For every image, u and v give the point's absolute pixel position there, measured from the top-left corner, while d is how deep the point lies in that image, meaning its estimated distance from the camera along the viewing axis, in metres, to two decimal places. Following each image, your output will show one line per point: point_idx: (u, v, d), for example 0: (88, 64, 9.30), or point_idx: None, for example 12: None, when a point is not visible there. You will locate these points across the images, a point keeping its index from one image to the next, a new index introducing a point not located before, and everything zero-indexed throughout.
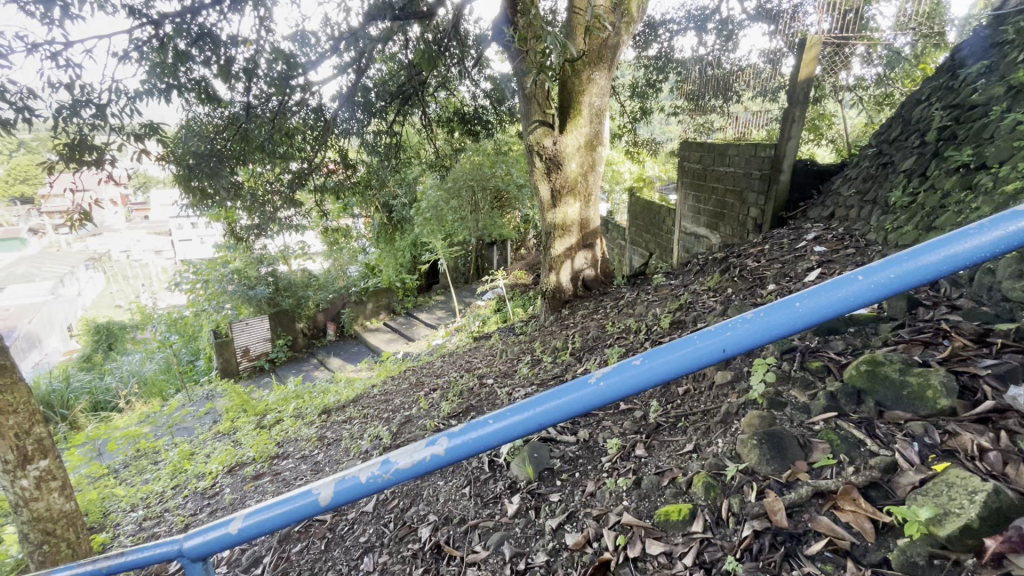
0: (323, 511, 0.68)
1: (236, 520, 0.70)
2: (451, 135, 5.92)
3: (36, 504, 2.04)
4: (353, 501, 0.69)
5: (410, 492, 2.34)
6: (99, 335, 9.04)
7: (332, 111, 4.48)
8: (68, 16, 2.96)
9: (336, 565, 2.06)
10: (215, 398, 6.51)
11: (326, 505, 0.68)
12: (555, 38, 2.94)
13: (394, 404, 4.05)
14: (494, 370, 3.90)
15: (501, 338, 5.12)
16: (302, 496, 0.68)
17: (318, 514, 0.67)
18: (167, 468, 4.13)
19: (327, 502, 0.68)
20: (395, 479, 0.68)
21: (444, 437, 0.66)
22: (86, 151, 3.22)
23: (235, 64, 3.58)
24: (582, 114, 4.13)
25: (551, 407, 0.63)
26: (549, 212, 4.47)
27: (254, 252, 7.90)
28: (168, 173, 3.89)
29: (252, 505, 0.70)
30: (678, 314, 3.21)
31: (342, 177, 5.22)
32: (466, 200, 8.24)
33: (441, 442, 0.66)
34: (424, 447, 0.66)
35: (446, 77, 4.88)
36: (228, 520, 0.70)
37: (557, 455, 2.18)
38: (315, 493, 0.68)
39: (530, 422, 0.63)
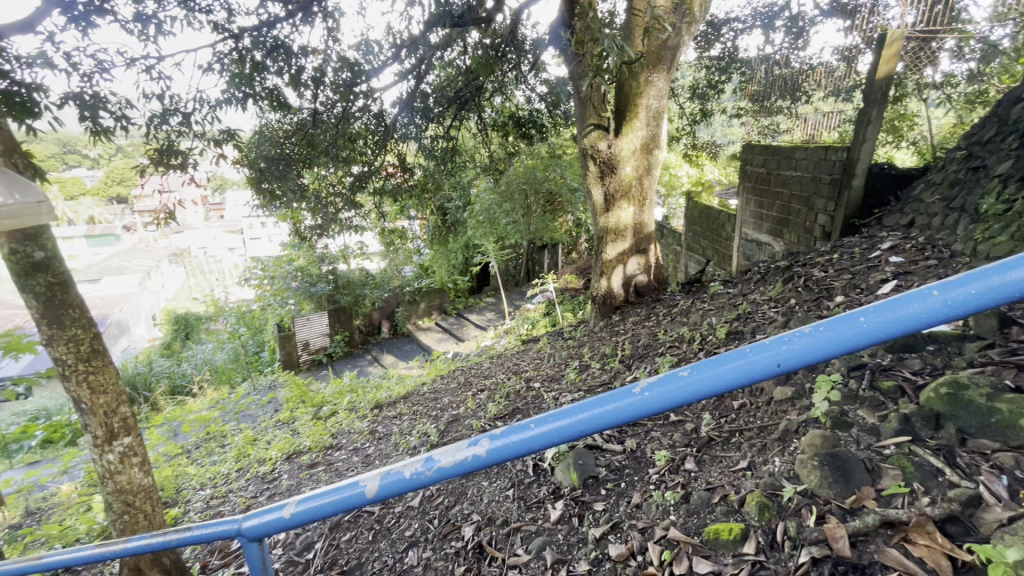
0: (369, 503, 0.70)
1: (288, 505, 0.73)
2: (506, 140, 5.97)
3: (119, 477, 2.12)
4: (398, 495, 0.70)
5: (455, 491, 2.38)
6: (178, 325, 9.83)
7: (392, 116, 4.65)
8: (161, 32, 3.25)
9: (382, 557, 2.12)
10: (277, 388, 6.90)
11: (372, 498, 0.70)
12: (611, 40, 2.90)
13: (442, 403, 4.13)
14: (541, 373, 3.90)
15: (549, 342, 5.11)
16: (348, 487, 0.70)
17: (365, 506, 0.69)
18: (233, 451, 4.42)
19: (373, 495, 0.70)
20: (438, 477, 0.69)
21: (486, 437, 0.66)
22: (172, 155, 3.54)
23: (304, 73, 3.79)
24: (639, 117, 4.06)
25: (595, 415, 0.62)
26: (602, 216, 4.41)
27: (316, 251, 8.33)
28: (242, 175, 4.17)
29: (304, 492, 0.72)
30: (735, 324, 3.08)
31: (400, 180, 5.35)
32: (519, 204, 8.30)
33: (483, 443, 0.66)
34: (466, 447, 0.67)
35: (502, 81, 4.92)
36: (282, 505, 0.73)
37: (602, 463, 2.14)
38: (361, 485, 0.70)
39: (571, 430, 0.63)
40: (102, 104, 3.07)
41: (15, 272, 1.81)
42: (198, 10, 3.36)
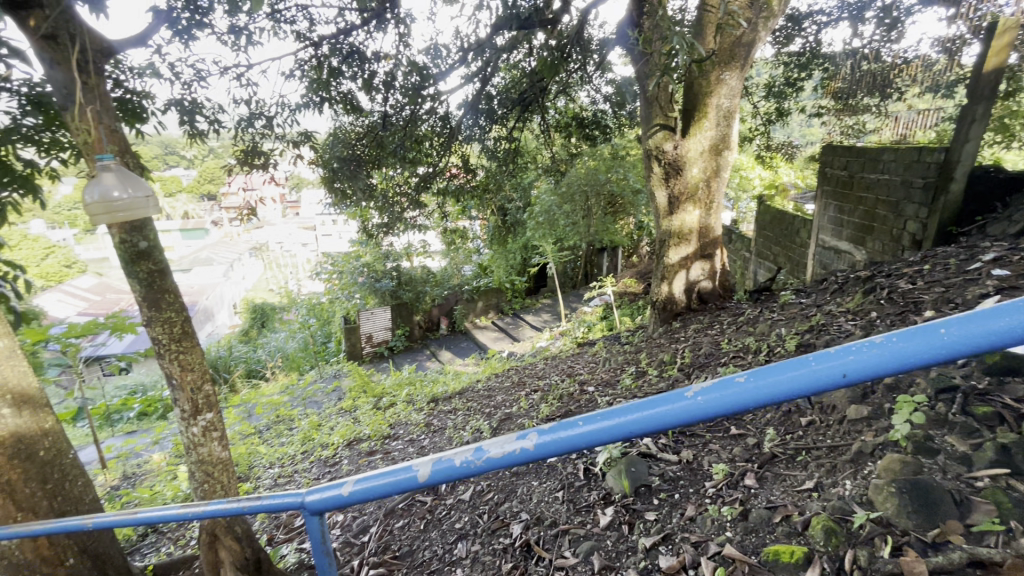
0: (421, 488, 0.72)
1: (347, 484, 0.76)
2: (568, 141, 5.92)
3: (201, 449, 2.26)
4: (449, 483, 0.71)
5: (505, 488, 2.40)
6: (256, 314, 10.60)
7: (457, 119, 4.69)
8: (251, 42, 3.52)
9: (432, 546, 2.18)
10: (341, 378, 7.27)
11: (423, 483, 0.72)
12: (682, 38, 2.80)
13: (496, 401, 4.18)
14: (595, 377, 3.85)
15: (605, 346, 5.03)
16: (402, 470, 0.72)
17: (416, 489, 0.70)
18: (300, 435, 4.70)
19: (424, 480, 0.72)
20: (487, 467, 0.69)
21: (534, 431, 0.67)
22: (256, 156, 3.89)
23: (376, 77, 4.00)
24: (708, 117, 3.91)
25: (642, 417, 0.60)
26: (665, 219, 4.29)
27: (382, 248, 8.70)
28: (318, 174, 4.49)
29: (363, 472, 0.75)
30: (807, 336, 2.90)
31: (463, 182, 5.42)
32: (579, 205, 8.26)
33: (531, 436, 0.67)
34: (515, 439, 0.67)
35: (567, 82, 4.88)
36: (342, 482, 0.76)
37: (656, 472, 2.08)
38: (414, 469, 0.72)
39: (619, 429, 0.62)
40: (198, 110, 3.39)
41: (123, 259, 2.00)
42: (284, 21, 3.62)
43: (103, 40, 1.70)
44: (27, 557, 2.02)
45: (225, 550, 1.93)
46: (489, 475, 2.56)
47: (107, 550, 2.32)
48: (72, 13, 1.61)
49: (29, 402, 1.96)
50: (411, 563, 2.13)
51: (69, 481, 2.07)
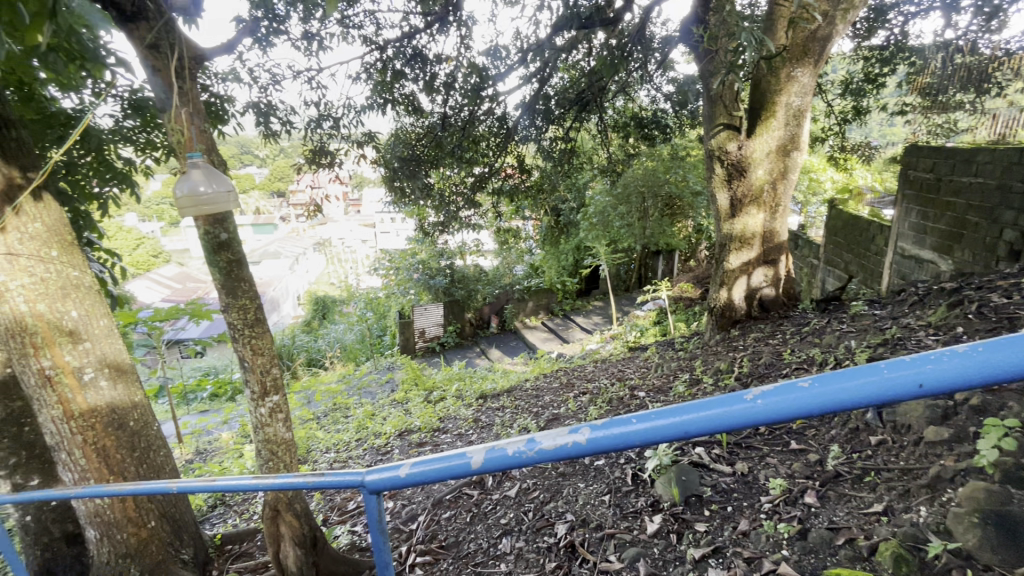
0: (472, 475, 0.70)
1: (404, 465, 0.74)
2: (626, 142, 5.80)
3: (268, 429, 2.38)
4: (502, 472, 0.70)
5: (550, 487, 2.40)
6: (317, 306, 11.15)
7: (515, 119, 4.71)
8: (322, 47, 3.72)
9: (478, 539, 2.22)
10: (394, 370, 7.53)
11: (477, 470, 0.70)
12: (750, 35, 2.69)
13: (544, 401, 4.19)
14: (646, 383, 3.76)
15: (657, 352, 4.92)
16: (455, 457, 0.71)
17: (469, 476, 0.70)
18: (355, 423, 4.91)
19: (477, 467, 0.70)
20: (538, 459, 0.68)
21: (587, 426, 0.65)
22: (323, 155, 4.20)
23: (437, 79, 4.24)
24: (776, 117, 3.73)
25: (699, 417, 0.59)
26: (726, 222, 4.13)
27: (437, 245, 8.93)
28: (378, 174, 4.71)
29: (420, 455, 0.73)
30: (880, 350, 2.71)
31: (518, 182, 5.42)
32: (635, 207, 8.11)
33: (584, 431, 0.65)
34: (568, 433, 0.66)
35: (626, 81, 4.80)
36: (398, 465, 0.74)
37: (708, 483, 2.02)
38: (468, 457, 0.70)
39: (675, 428, 0.60)
40: (273, 112, 3.65)
41: (207, 249, 2.15)
42: (353, 26, 3.79)
43: (198, 49, 1.85)
44: (116, 515, 2.25)
45: (286, 524, 2.04)
46: (536, 473, 2.57)
47: (183, 516, 2.53)
48: (174, 25, 1.75)
49: (123, 376, 2.17)
50: (456, 554, 2.18)
51: (152, 451, 2.27)
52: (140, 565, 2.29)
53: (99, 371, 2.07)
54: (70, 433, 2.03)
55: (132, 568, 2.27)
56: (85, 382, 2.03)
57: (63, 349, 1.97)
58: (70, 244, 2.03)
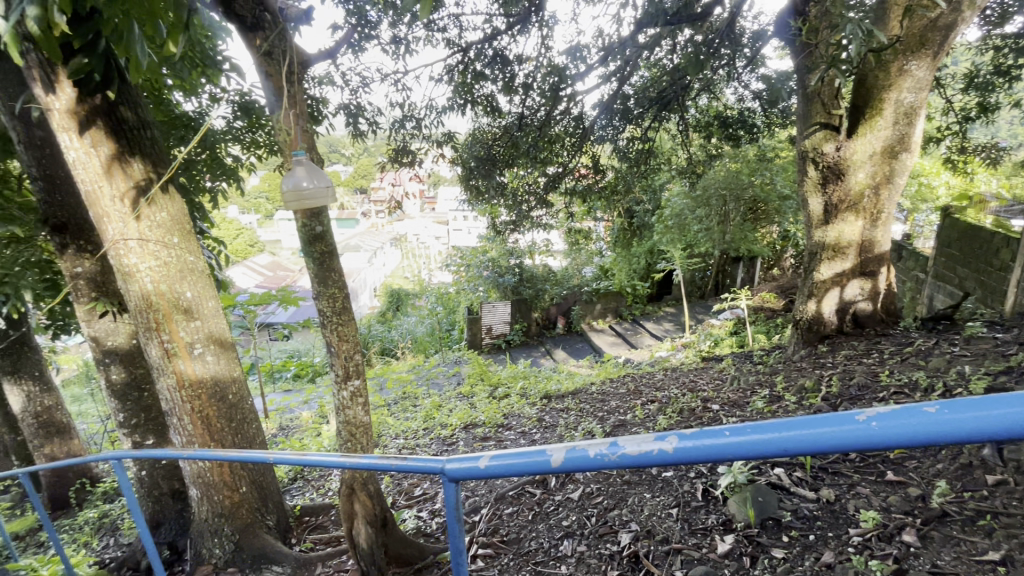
0: (552, 473, 0.69)
1: (483, 457, 0.73)
2: (708, 142, 5.52)
3: (348, 411, 2.49)
4: (580, 473, 0.68)
5: (615, 494, 2.35)
6: (392, 298, 11.68)
7: (591, 119, 4.62)
8: (408, 51, 3.90)
9: (539, 538, 2.23)
10: (461, 365, 7.72)
11: (556, 468, 0.69)
12: (857, 25, 2.47)
13: (610, 406, 4.11)
14: (721, 396, 3.57)
15: (734, 364, 4.66)
16: (535, 453, 0.70)
17: (548, 474, 0.68)
18: (423, 412, 5.10)
19: (557, 465, 0.69)
20: (621, 464, 0.65)
21: (675, 434, 0.62)
22: (405, 155, 4.44)
23: (516, 79, 4.31)
24: (883, 115, 3.40)
25: (804, 435, 0.54)
26: (818, 229, 3.83)
27: (508, 244, 9.03)
28: (455, 173, 4.86)
29: (500, 447, 0.73)
30: (1003, 380, 2.39)
31: (591, 182, 5.30)
32: (715, 210, 7.74)
33: (671, 439, 0.62)
34: (653, 440, 0.63)
35: (711, 79, 4.57)
36: (477, 455, 0.74)
37: (787, 507, 1.88)
38: (547, 454, 0.69)
39: (773, 444, 0.56)
40: (361, 113, 4.02)
41: (304, 241, 2.32)
42: (437, 30, 3.93)
43: (304, 55, 2.00)
44: (215, 478, 2.52)
45: (360, 504, 2.14)
46: (600, 478, 2.52)
47: (270, 485, 2.76)
48: (286, 36, 1.90)
49: (226, 352, 2.39)
50: (517, 550, 2.19)
51: (247, 423, 2.49)
52: (232, 525, 2.54)
53: (205, 347, 2.31)
54: (181, 401, 2.29)
55: (226, 527, 2.53)
56: (193, 355, 2.27)
57: (178, 324, 2.22)
58: (188, 232, 2.27)
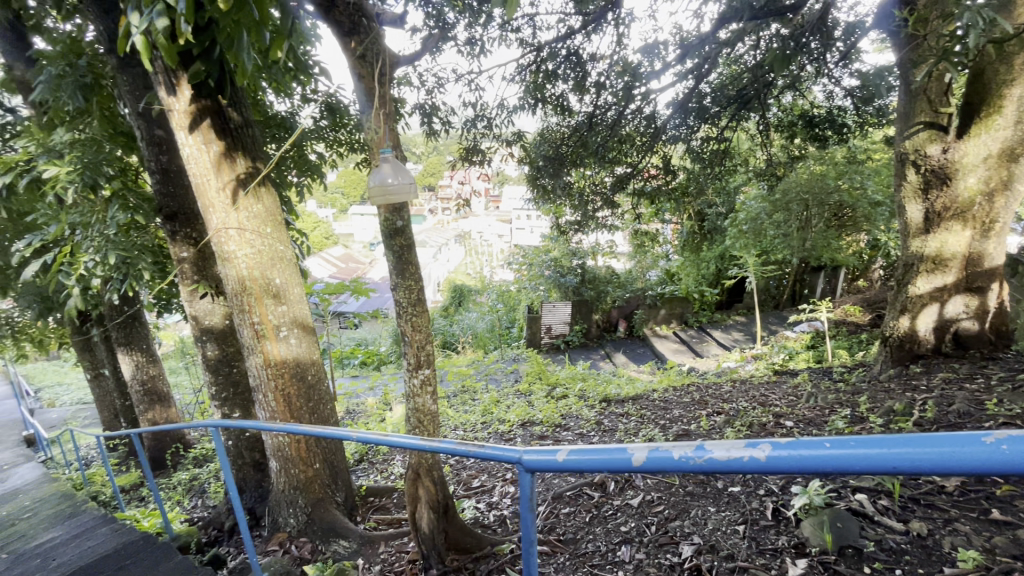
0: (632, 472, 0.69)
1: (561, 451, 0.75)
2: (791, 143, 5.18)
3: (418, 399, 2.58)
4: (663, 473, 0.67)
5: (677, 505, 2.29)
6: (454, 293, 11.97)
7: (664, 118, 4.47)
8: (483, 52, 3.98)
9: (596, 541, 2.20)
10: (519, 363, 7.79)
11: (637, 467, 0.68)
12: (976, 13, 2.23)
13: (672, 414, 3.99)
14: (795, 412, 3.36)
15: (810, 380, 4.36)
16: (617, 451, 0.70)
17: (629, 472, 0.68)
18: (481, 407, 5.21)
19: (638, 465, 0.68)
20: (707, 468, 0.64)
21: (768, 443, 0.60)
22: (474, 154, 4.54)
23: (590, 79, 4.28)
24: (1003, 113, 3.07)
25: (912, 453, 0.50)
26: (916, 239, 3.52)
27: (571, 244, 8.98)
28: (523, 173, 4.90)
29: (579, 443, 0.74)
30: None
31: (661, 184, 5.00)
32: (794, 215, 7.28)
33: (764, 447, 0.60)
34: (744, 447, 0.61)
35: (798, 77, 4.29)
36: (556, 449, 0.75)
37: (870, 536, 1.75)
38: (629, 452, 0.69)
39: (881, 461, 0.53)
40: (436, 113, 4.19)
41: (385, 234, 2.43)
42: (512, 31, 3.98)
43: (394, 57, 2.09)
44: (293, 452, 2.71)
45: (423, 488, 2.22)
46: (661, 487, 2.46)
47: (340, 463, 2.93)
48: (379, 40, 2.01)
49: (308, 336, 2.57)
50: (573, 550, 2.18)
51: (323, 403, 2.66)
52: (305, 498, 2.73)
53: (290, 330, 2.49)
54: (267, 378, 2.48)
55: (301, 499, 2.72)
56: (280, 337, 2.45)
57: (268, 308, 2.41)
58: (280, 223, 2.45)
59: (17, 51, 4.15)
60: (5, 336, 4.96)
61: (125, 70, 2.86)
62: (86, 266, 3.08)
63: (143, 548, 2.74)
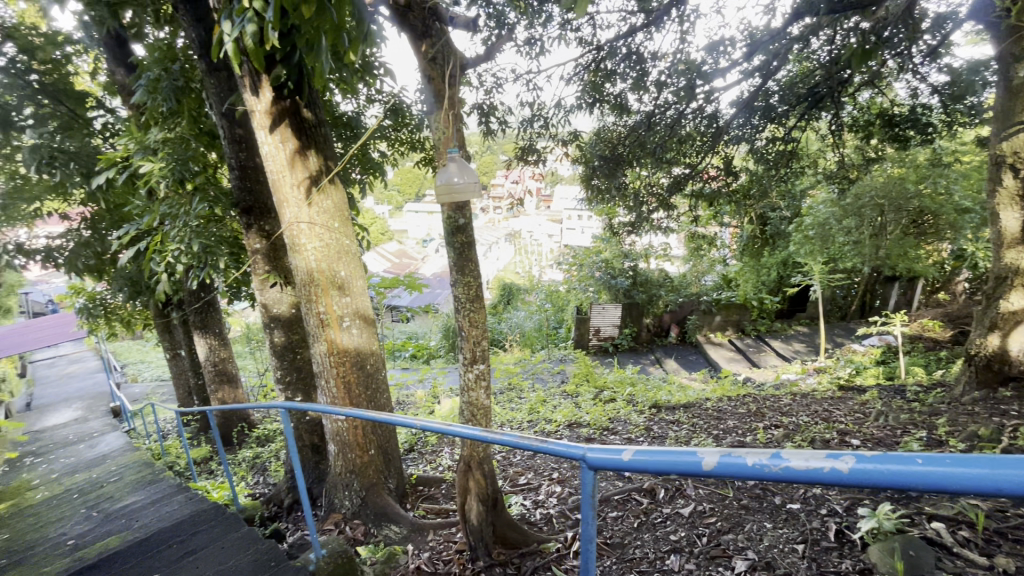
0: (701, 476, 0.68)
1: (627, 450, 0.75)
2: (867, 143, 4.82)
3: (472, 393, 2.63)
4: (735, 480, 0.66)
5: (731, 518, 2.21)
6: (503, 292, 12.05)
7: (727, 117, 4.28)
8: (542, 52, 3.99)
9: (644, 547, 2.17)
10: (567, 364, 7.77)
11: (707, 471, 0.68)
12: None
13: (726, 425, 3.86)
14: (863, 431, 3.16)
15: (879, 397, 4.08)
16: (685, 453, 0.69)
17: (698, 475, 0.67)
18: (528, 405, 5.24)
19: (708, 469, 0.68)
20: (782, 477, 0.62)
21: (852, 454, 0.58)
22: (529, 153, 4.61)
23: (649, 77, 4.20)
24: None
25: (1014, 476, 0.48)
26: (1011, 250, 3.22)
27: (624, 246, 8.80)
28: (578, 173, 4.90)
29: (644, 444, 0.74)
30: None
31: (721, 185, 4.76)
32: (868, 221, 6.81)
33: (846, 459, 0.59)
34: (824, 457, 0.60)
35: (878, 73, 4.01)
36: (621, 448, 0.76)
37: (947, 568, 1.63)
38: (699, 456, 0.68)
39: (982, 482, 0.50)
40: (493, 112, 4.22)
41: (447, 231, 2.50)
42: (572, 30, 3.97)
43: (462, 58, 2.14)
44: (350, 437, 2.84)
45: (474, 480, 2.27)
46: (714, 499, 2.39)
47: (393, 451, 3.04)
48: (449, 44, 2.07)
49: (368, 327, 2.69)
50: (621, 554, 2.16)
51: (380, 392, 2.77)
52: (360, 481, 2.85)
53: (352, 321, 2.61)
54: (329, 365, 2.61)
55: (356, 483, 2.85)
56: (343, 327, 2.58)
57: (333, 299, 2.53)
58: (347, 218, 2.58)
59: (118, 56, 4.55)
60: (98, 316, 5.46)
61: (212, 74, 3.09)
62: (173, 254, 3.36)
63: (214, 516, 2.97)
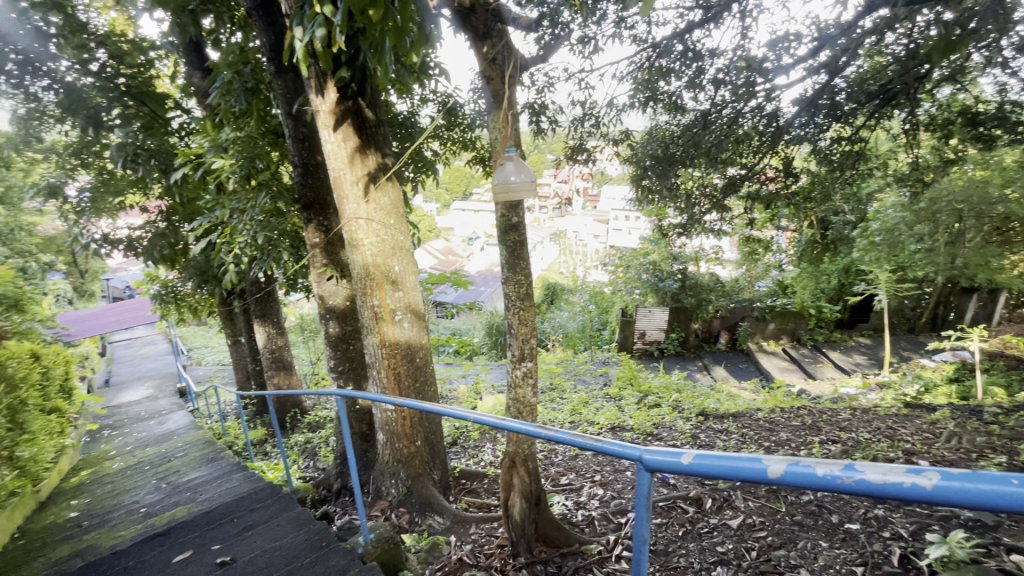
0: (766, 484, 0.67)
1: (687, 454, 0.74)
2: (945, 143, 4.48)
3: (518, 390, 2.65)
4: (803, 490, 0.65)
5: (784, 533, 2.13)
6: (547, 291, 12.02)
7: (788, 117, 4.05)
8: (595, 51, 3.96)
9: (689, 556, 2.12)
10: (610, 366, 7.68)
11: (773, 479, 0.66)
12: None
13: (778, 437, 3.71)
14: (932, 451, 2.96)
15: (951, 417, 3.80)
16: (750, 460, 0.68)
17: (763, 483, 0.66)
18: (570, 406, 5.22)
19: (775, 477, 0.66)
20: (854, 489, 0.60)
21: (936, 470, 0.55)
22: (579, 152, 4.61)
23: (705, 75, 4.10)
24: None
25: None
26: None
27: (673, 248, 8.57)
28: (628, 173, 4.82)
29: (705, 449, 0.73)
30: None
31: (780, 188, 4.60)
32: (942, 227, 6.40)
33: (929, 476, 0.56)
34: (904, 472, 0.57)
35: (961, 67, 3.71)
36: (681, 451, 0.75)
37: None
38: (765, 464, 0.67)
39: None
40: (544, 111, 4.23)
41: (500, 229, 2.53)
42: (627, 27, 3.91)
43: (521, 59, 2.17)
44: (398, 427, 2.92)
45: (518, 477, 2.29)
46: (765, 512, 2.31)
47: (439, 443, 3.11)
48: (509, 45, 2.10)
49: (419, 321, 2.77)
50: (665, 561, 2.12)
51: (428, 385, 2.84)
52: (406, 471, 2.93)
53: (404, 315, 2.69)
54: (381, 356, 2.69)
55: (402, 472, 2.93)
56: (395, 320, 2.66)
57: (387, 293, 2.62)
58: (402, 215, 2.66)
59: (195, 60, 4.88)
60: (170, 301, 5.86)
61: (280, 75, 3.25)
62: (240, 246, 3.57)
63: (270, 494, 3.14)
